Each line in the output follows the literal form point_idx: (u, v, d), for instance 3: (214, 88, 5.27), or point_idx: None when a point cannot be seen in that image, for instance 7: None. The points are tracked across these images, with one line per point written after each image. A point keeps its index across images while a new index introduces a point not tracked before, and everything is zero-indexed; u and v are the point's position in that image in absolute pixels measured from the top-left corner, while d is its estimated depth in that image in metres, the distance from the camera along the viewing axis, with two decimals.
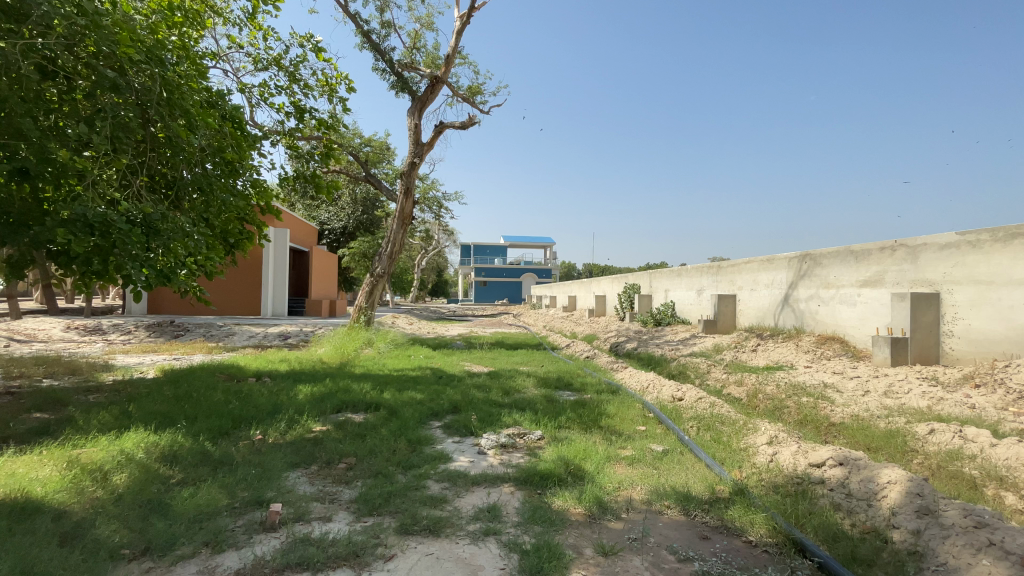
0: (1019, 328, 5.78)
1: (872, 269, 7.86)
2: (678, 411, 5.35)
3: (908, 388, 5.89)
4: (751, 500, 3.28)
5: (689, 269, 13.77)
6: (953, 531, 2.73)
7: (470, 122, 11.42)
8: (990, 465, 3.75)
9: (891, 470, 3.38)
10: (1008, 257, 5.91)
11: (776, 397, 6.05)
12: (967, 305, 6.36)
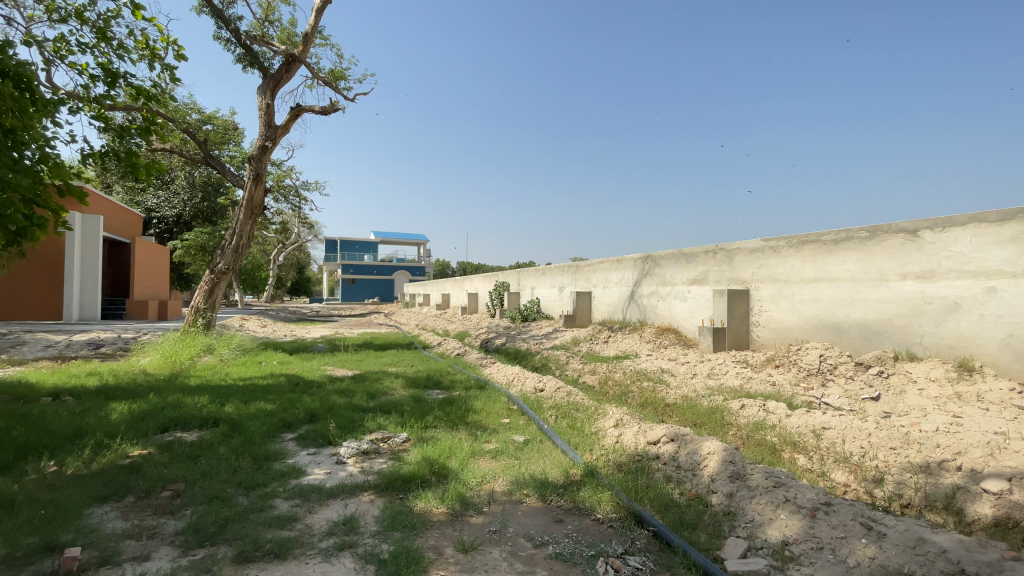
0: (804, 318, 7.17)
1: (699, 269, 9.11)
2: (539, 402, 5.63)
3: (726, 370, 6.96)
4: (599, 480, 3.57)
5: (553, 267, 14.55)
6: (757, 491, 3.27)
7: (332, 108, 10.70)
8: (785, 432, 4.59)
9: (710, 441, 3.94)
10: (798, 260, 7.29)
11: (623, 383, 6.72)
12: (769, 300, 7.71)
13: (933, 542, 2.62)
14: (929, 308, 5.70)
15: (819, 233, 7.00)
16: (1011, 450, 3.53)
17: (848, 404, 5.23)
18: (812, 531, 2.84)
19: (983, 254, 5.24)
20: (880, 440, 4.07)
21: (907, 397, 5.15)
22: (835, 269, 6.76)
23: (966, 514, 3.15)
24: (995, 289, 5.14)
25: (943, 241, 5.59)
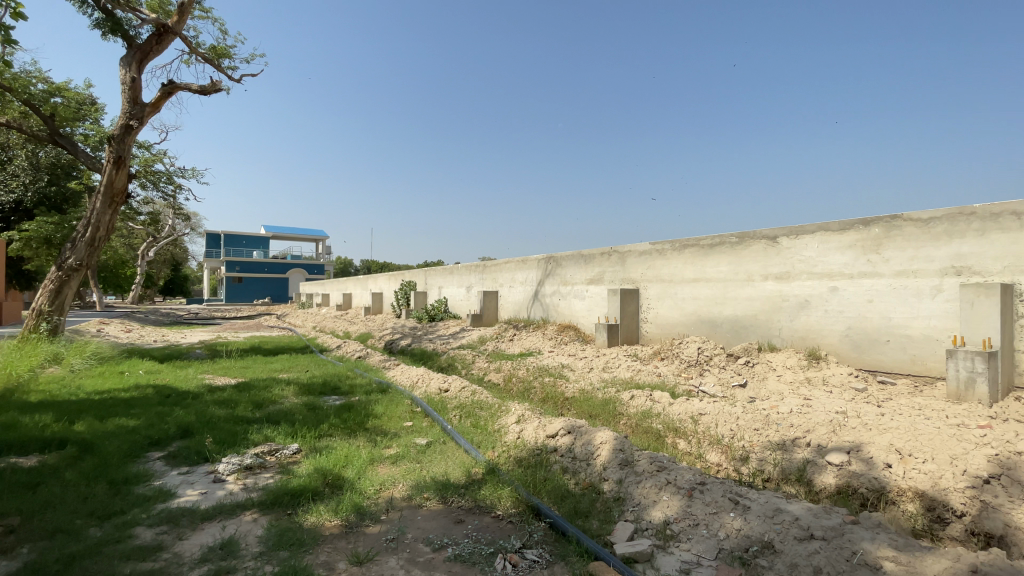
0: (685, 314, 7.87)
1: (596, 269, 9.62)
2: (443, 403, 5.57)
3: (619, 364, 7.42)
4: (500, 477, 3.62)
5: (460, 266, 14.50)
6: (643, 475, 3.53)
7: (213, 88, 9.68)
8: (669, 419, 5.00)
9: (603, 431, 4.18)
10: (680, 262, 7.98)
11: (526, 380, 6.89)
12: (657, 298, 8.35)
13: (787, 511, 2.96)
14: (786, 305, 6.55)
15: (698, 237, 7.70)
16: (844, 425, 4.17)
17: (721, 391, 5.84)
18: (689, 510, 3.12)
19: (827, 259, 6.14)
20: (746, 422, 4.59)
21: (768, 382, 5.89)
22: (711, 270, 7.49)
23: (812, 483, 3.66)
24: (836, 288, 6.04)
25: (796, 246, 6.44)
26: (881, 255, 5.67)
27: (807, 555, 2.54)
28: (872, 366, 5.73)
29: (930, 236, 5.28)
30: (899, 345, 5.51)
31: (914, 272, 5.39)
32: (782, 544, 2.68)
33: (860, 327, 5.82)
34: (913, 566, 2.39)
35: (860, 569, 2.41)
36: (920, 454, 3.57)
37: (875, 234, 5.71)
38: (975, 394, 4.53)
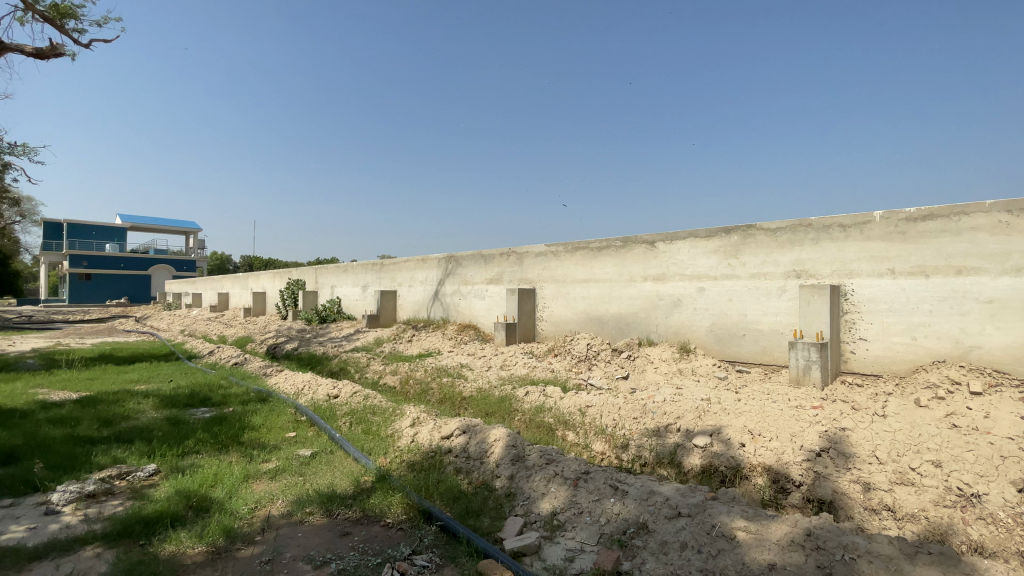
0: (577, 313, 8.28)
1: (495, 269, 9.75)
2: (332, 409, 5.27)
3: (515, 362, 7.61)
4: (391, 482, 3.52)
5: (356, 264, 13.83)
6: (533, 470, 3.68)
7: (52, 51, 8.17)
8: (560, 413, 5.24)
9: (497, 429, 4.26)
10: (572, 263, 8.37)
11: (423, 381, 6.78)
12: (551, 297, 8.69)
13: (659, 492, 3.24)
14: (663, 304, 7.18)
15: (588, 240, 8.13)
16: (708, 410, 4.68)
17: (607, 384, 6.23)
18: (574, 499, 3.30)
19: (696, 262, 6.83)
20: (627, 412, 4.95)
21: (647, 374, 6.43)
22: (599, 271, 7.96)
23: (682, 465, 4.07)
24: (704, 288, 6.75)
25: (672, 251, 7.08)
26: (739, 259, 6.44)
27: (675, 532, 2.81)
28: (732, 357, 6.50)
29: (777, 244, 6.12)
30: (752, 338, 6.30)
31: (764, 275, 6.21)
32: (655, 523, 2.93)
33: (722, 322, 6.57)
34: (760, 533, 2.69)
35: (718, 540, 2.69)
36: (767, 433, 4.09)
37: (735, 240, 6.48)
38: (809, 379, 5.34)
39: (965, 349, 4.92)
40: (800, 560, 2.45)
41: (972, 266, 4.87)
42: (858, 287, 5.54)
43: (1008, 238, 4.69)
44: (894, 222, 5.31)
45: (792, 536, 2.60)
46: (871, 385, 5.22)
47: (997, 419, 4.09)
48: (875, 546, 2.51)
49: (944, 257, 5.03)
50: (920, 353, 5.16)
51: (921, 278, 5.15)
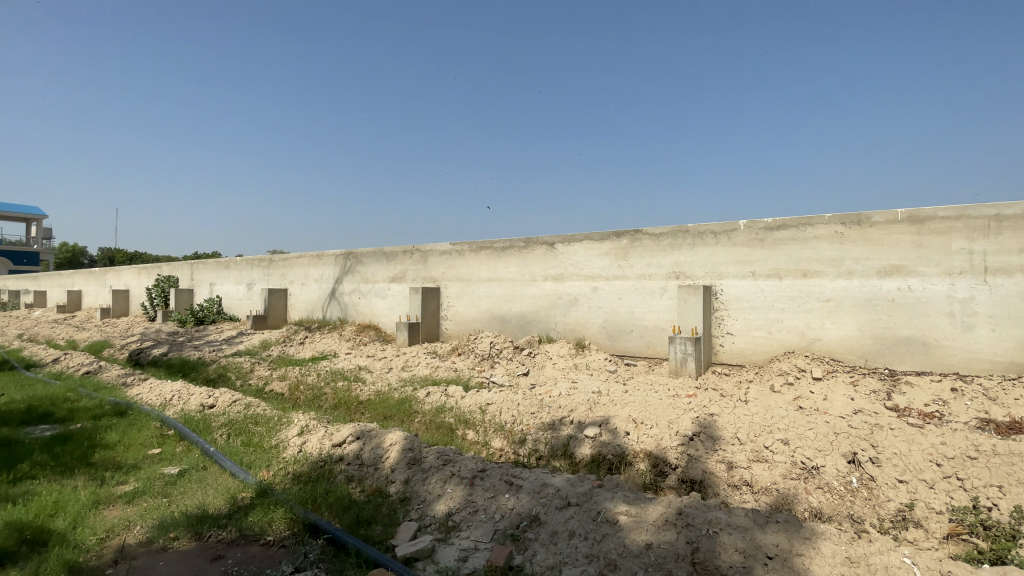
0: (480, 312, 8.34)
1: (397, 267, 9.47)
2: (207, 421, 4.76)
3: (417, 362, 7.46)
4: (275, 495, 3.27)
5: (241, 260, 12.63)
6: (429, 472, 3.65)
7: None
8: (459, 412, 5.24)
9: (393, 433, 4.15)
10: (476, 262, 8.40)
11: (317, 385, 6.38)
12: (455, 296, 8.65)
13: (551, 484, 3.37)
14: (561, 302, 7.48)
15: (491, 240, 8.20)
16: (598, 402, 4.96)
17: (508, 381, 6.35)
18: (470, 498, 3.32)
19: (591, 263, 7.21)
20: (525, 407, 5.08)
21: (546, 370, 6.66)
22: (502, 271, 8.08)
23: (574, 455, 4.29)
24: (598, 288, 7.14)
25: (570, 252, 7.40)
26: (628, 261, 6.91)
27: (564, 521, 2.94)
28: (621, 352, 6.96)
29: (661, 247, 6.66)
30: (639, 333, 6.80)
31: (650, 276, 6.73)
32: (546, 515, 3.04)
33: (614, 320, 7.01)
34: (639, 516, 2.90)
35: (603, 525, 2.86)
36: (649, 421, 4.44)
37: (624, 243, 6.94)
38: (686, 370, 5.90)
39: (808, 340, 5.75)
40: (672, 537, 2.68)
41: (814, 270, 5.70)
42: (726, 287, 6.22)
43: (840, 246, 5.55)
44: (755, 230, 6.04)
45: (666, 516, 2.84)
46: (737, 374, 5.89)
47: (829, 400, 4.84)
48: (734, 519, 2.82)
49: (794, 261, 5.81)
50: (775, 345, 5.93)
51: (775, 280, 5.91)
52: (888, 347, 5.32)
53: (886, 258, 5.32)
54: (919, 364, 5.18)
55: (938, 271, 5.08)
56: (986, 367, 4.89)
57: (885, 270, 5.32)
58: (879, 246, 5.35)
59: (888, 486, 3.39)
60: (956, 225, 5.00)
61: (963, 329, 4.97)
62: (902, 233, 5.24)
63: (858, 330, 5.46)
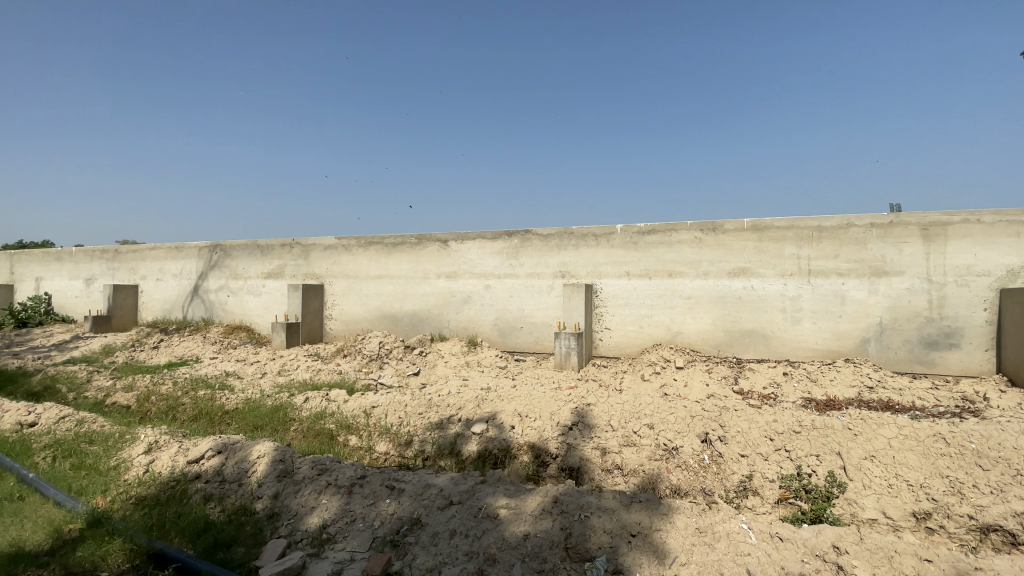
0: (368, 311, 7.98)
1: (273, 263, 8.70)
2: (21, 444, 3.96)
3: (296, 366, 6.92)
4: (110, 525, 2.82)
5: (75, 251, 10.69)
6: (302, 484, 3.41)
7: None
8: (342, 417, 4.96)
9: (261, 444, 3.81)
10: (364, 258, 8.01)
11: (172, 396, 5.62)
12: (341, 294, 8.17)
13: (434, 485, 3.34)
14: (453, 300, 7.45)
15: (381, 235, 7.88)
16: (486, 399, 5.01)
17: (397, 381, 6.15)
18: (347, 507, 3.16)
19: (483, 261, 7.27)
20: (412, 408, 4.96)
21: (437, 369, 6.59)
22: (392, 268, 7.81)
23: (461, 453, 4.29)
24: (489, 286, 7.23)
25: (462, 250, 7.39)
26: (518, 260, 7.08)
27: (446, 521, 2.92)
28: (511, 348, 7.13)
29: (549, 247, 6.93)
30: (528, 330, 7.02)
31: (539, 274, 6.97)
32: (428, 516, 3.00)
33: (505, 317, 7.15)
34: (518, 508, 2.99)
35: (484, 521, 2.90)
36: (533, 414, 4.59)
37: (515, 243, 7.11)
38: (570, 364, 6.21)
39: (673, 333, 6.38)
40: (548, 525, 2.80)
41: (679, 271, 6.33)
42: (606, 286, 6.67)
43: (701, 250, 6.24)
44: (630, 234, 6.55)
45: (543, 506, 2.96)
46: (615, 366, 6.35)
47: (689, 386, 5.44)
48: (604, 502, 3.03)
49: (662, 262, 6.41)
50: (648, 338, 6.49)
51: (648, 279, 6.47)
52: (737, 338, 6.10)
53: (737, 261, 6.09)
54: (760, 353, 6.02)
55: (775, 273, 5.94)
56: (809, 353, 5.83)
57: (735, 271, 6.09)
58: (731, 251, 6.11)
59: (732, 461, 3.85)
60: (788, 233, 5.89)
61: (793, 322, 5.88)
62: (748, 239, 6.04)
63: (714, 324, 6.19)
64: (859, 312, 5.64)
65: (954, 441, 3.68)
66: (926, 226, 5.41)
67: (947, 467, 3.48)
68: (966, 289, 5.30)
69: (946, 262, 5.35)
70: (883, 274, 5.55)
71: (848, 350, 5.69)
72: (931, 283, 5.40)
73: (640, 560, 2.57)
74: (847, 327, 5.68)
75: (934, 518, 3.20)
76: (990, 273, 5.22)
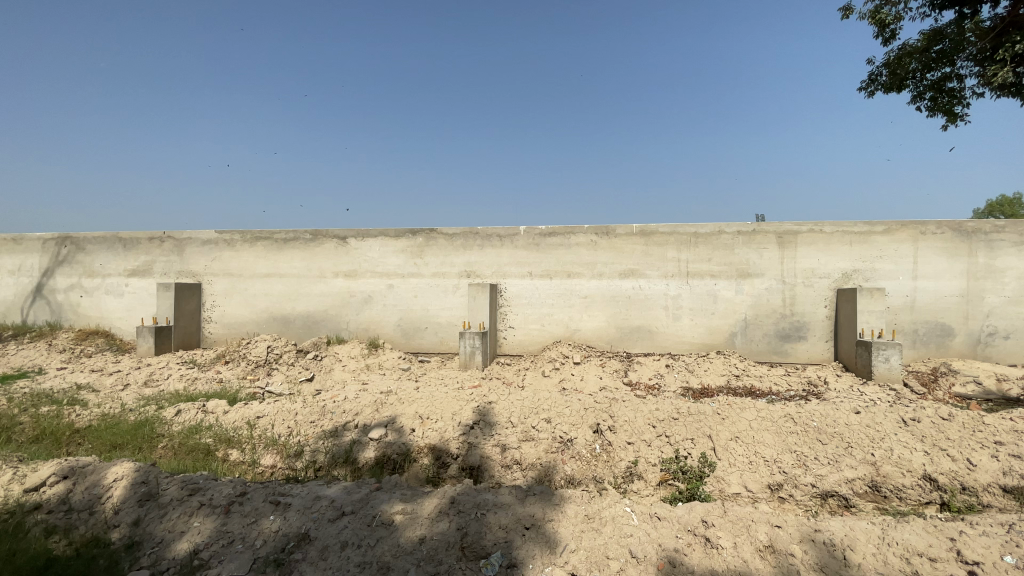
0: (256, 312, 7.34)
1: (140, 259, 7.65)
2: None
3: (166, 375, 6.15)
4: None
5: None
6: (169, 507, 3.05)
7: None
8: (221, 430, 4.50)
9: (120, 465, 3.34)
10: (251, 255, 7.35)
11: (3, 414, 4.72)
12: (222, 294, 7.42)
13: (325, 496, 3.16)
14: (352, 300, 7.11)
15: (270, 230, 7.29)
16: (385, 402, 4.85)
17: (287, 389, 5.73)
18: (224, 529, 2.87)
19: (385, 260, 7.03)
20: (303, 416, 4.66)
21: (333, 373, 6.25)
22: (283, 265, 7.26)
23: (357, 461, 4.12)
24: (391, 286, 7.01)
25: (362, 247, 7.08)
26: (422, 259, 6.96)
27: (336, 533, 2.78)
28: (415, 349, 6.99)
29: (454, 247, 6.90)
30: (432, 330, 6.93)
31: (443, 274, 6.91)
32: (317, 530, 2.83)
33: (408, 318, 6.99)
34: (415, 512, 2.94)
35: (378, 529, 2.80)
36: (433, 415, 4.54)
37: (419, 242, 6.97)
38: (474, 363, 6.23)
39: (571, 331, 6.68)
40: (444, 527, 2.79)
41: (577, 271, 6.64)
42: (509, 286, 6.79)
43: (596, 252, 6.60)
44: (532, 236, 6.74)
45: (440, 507, 2.95)
46: (517, 364, 6.50)
47: (585, 380, 5.75)
48: (500, 499, 3.09)
49: (562, 263, 6.68)
50: (549, 336, 6.72)
51: (549, 279, 6.70)
52: (629, 334, 6.55)
53: (628, 262, 6.53)
54: (649, 348, 6.53)
55: (660, 274, 6.46)
56: (689, 347, 6.43)
57: (626, 272, 6.53)
58: (623, 253, 6.54)
59: (621, 448, 4.12)
60: (671, 239, 6.44)
61: (676, 319, 6.45)
62: (637, 243, 6.51)
63: (609, 322, 6.58)
64: (729, 309, 6.33)
65: (800, 420, 4.27)
66: (781, 235, 6.23)
67: (795, 443, 4.02)
68: (811, 289, 6.19)
69: (797, 266, 6.21)
70: (748, 275, 6.29)
71: (721, 343, 6.37)
72: (785, 283, 6.23)
73: (533, 552, 2.65)
74: (720, 323, 6.35)
75: (785, 488, 3.68)
76: (829, 275, 6.15)
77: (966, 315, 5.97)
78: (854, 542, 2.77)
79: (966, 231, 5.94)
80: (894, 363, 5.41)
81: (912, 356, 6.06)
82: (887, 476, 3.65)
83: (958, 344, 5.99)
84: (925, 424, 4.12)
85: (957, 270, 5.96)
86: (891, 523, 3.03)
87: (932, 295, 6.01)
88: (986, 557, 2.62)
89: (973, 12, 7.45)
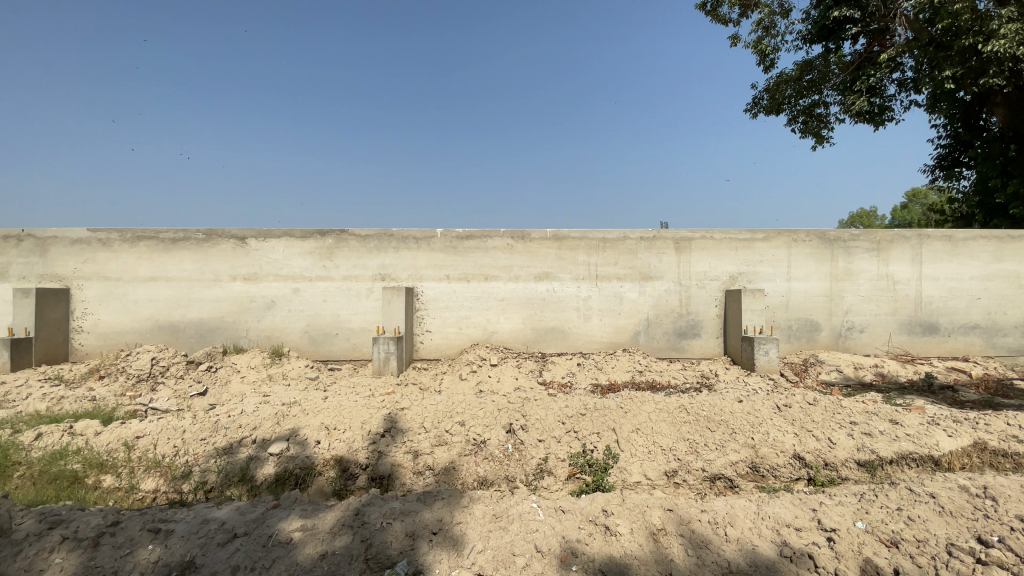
0: (139, 320, 6.61)
1: None
2: None
3: (26, 394, 5.33)
4: None
5: None
6: (21, 545, 2.64)
7: None
8: (92, 453, 4.00)
9: None
10: (132, 257, 6.60)
11: None
12: (97, 301, 6.58)
13: (214, 519, 2.92)
14: (252, 306, 6.64)
15: (156, 229, 6.59)
16: (288, 414, 4.58)
17: (175, 404, 5.21)
18: (92, 564, 2.56)
19: (290, 262, 6.65)
20: (193, 433, 4.27)
21: (231, 386, 5.79)
22: (172, 269, 6.61)
23: (254, 478, 3.88)
24: (298, 290, 6.65)
25: (264, 249, 6.64)
26: (332, 262, 6.66)
27: (227, 558, 2.58)
28: (325, 356, 6.68)
29: (366, 249, 6.68)
30: (344, 336, 6.66)
31: (356, 277, 6.66)
32: (204, 556, 2.60)
33: (316, 324, 6.66)
34: (315, 527, 2.81)
35: (274, 549, 2.64)
36: (341, 425, 4.36)
37: (329, 243, 6.66)
38: (388, 369, 6.04)
39: (488, 333, 6.74)
40: (347, 540, 2.70)
41: (493, 274, 6.72)
42: (426, 289, 6.72)
43: (512, 255, 6.72)
44: (449, 239, 6.71)
45: (342, 520, 2.85)
46: (435, 368, 6.45)
47: (501, 382, 5.84)
48: (405, 506, 3.05)
49: (478, 266, 6.72)
50: (466, 339, 6.73)
51: (466, 283, 6.72)
52: (544, 335, 6.74)
53: (541, 265, 6.72)
54: (562, 347, 6.77)
55: (572, 277, 6.73)
56: (599, 346, 6.76)
57: (540, 275, 6.72)
58: (537, 257, 6.72)
59: (532, 446, 4.22)
60: (581, 243, 6.74)
61: (586, 319, 6.75)
62: (551, 247, 6.73)
63: (524, 324, 6.74)
64: (634, 309, 6.74)
65: (693, 411, 4.65)
66: (678, 241, 6.76)
67: (688, 432, 4.38)
68: (704, 290, 6.77)
69: (692, 269, 6.76)
70: (650, 278, 6.74)
71: (627, 342, 6.76)
72: (682, 285, 6.76)
73: (440, 556, 2.65)
74: (626, 322, 6.75)
75: (679, 474, 4.00)
76: (719, 278, 6.76)
77: (830, 312, 6.85)
78: (733, 518, 3.07)
79: (829, 239, 6.82)
80: (772, 356, 6.06)
81: (788, 349, 6.85)
82: (764, 457, 4.07)
83: (824, 337, 6.87)
84: (795, 409, 4.66)
85: (823, 272, 6.82)
86: (766, 499, 3.39)
87: (804, 294, 6.82)
88: (839, 522, 3.03)
89: (835, 48, 8.63)
